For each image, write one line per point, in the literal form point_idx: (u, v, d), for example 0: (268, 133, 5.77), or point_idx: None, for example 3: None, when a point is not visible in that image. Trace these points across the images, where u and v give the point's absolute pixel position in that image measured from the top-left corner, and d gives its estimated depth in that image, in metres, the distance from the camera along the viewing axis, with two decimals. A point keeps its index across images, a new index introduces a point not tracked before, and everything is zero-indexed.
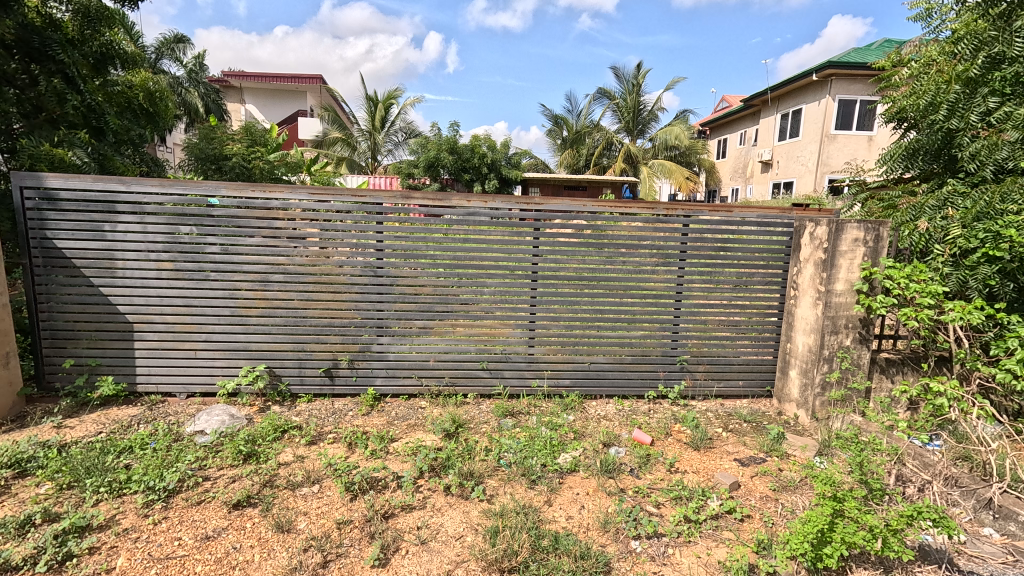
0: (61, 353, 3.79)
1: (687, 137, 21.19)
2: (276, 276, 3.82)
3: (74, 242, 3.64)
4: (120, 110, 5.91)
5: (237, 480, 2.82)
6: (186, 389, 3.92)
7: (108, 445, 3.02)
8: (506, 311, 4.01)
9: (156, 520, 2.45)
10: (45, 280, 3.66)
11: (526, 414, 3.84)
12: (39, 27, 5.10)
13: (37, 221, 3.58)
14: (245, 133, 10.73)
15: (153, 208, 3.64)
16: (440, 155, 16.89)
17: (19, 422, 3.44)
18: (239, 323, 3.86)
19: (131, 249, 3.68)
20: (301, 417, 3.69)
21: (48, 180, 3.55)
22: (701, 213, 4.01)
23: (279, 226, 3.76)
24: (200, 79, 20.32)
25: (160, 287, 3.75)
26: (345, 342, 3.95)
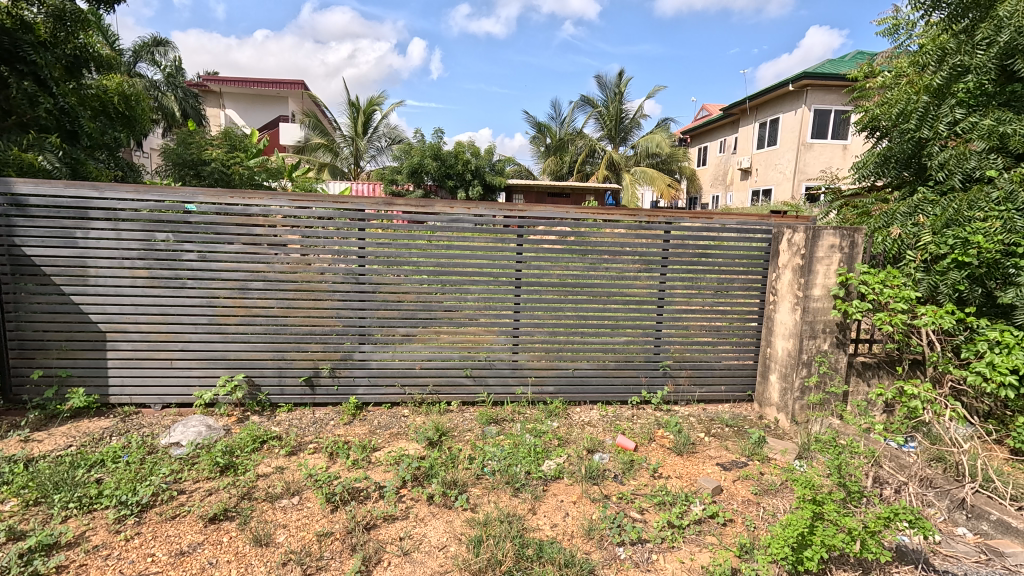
0: (29, 363, 3.66)
1: (668, 145, 21.55)
2: (255, 283, 3.76)
3: (44, 250, 3.53)
4: (94, 114, 5.81)
5: (214, 493, 2.75)
6: (161, 400, 3.82)
7: (78, 460, 2.93)
8: (490, 318, 4.00)
9: (129, 537, 2.38)
10: (13, 288, 3.55)
11: (510, 421, 3.82)
12: (9, 29, 4.98)
13: (4, 227, 3.47)
14: (225, 138, 10.64)
15: (128, 215, 3.57)
16: (423, 162, 16.85)
17: None
18: (217, 332, 3.78)
19: (104, 256, 3.59)
20: (281, 427, 3.61)
21: (17, 186, 3.45)
22: (682, 220, 4.06)
23: (260, 232, 3.71)
24: (178, 83, 19.84)
25: (135, 296, 3.66)
26: (326, 350, 3.89)
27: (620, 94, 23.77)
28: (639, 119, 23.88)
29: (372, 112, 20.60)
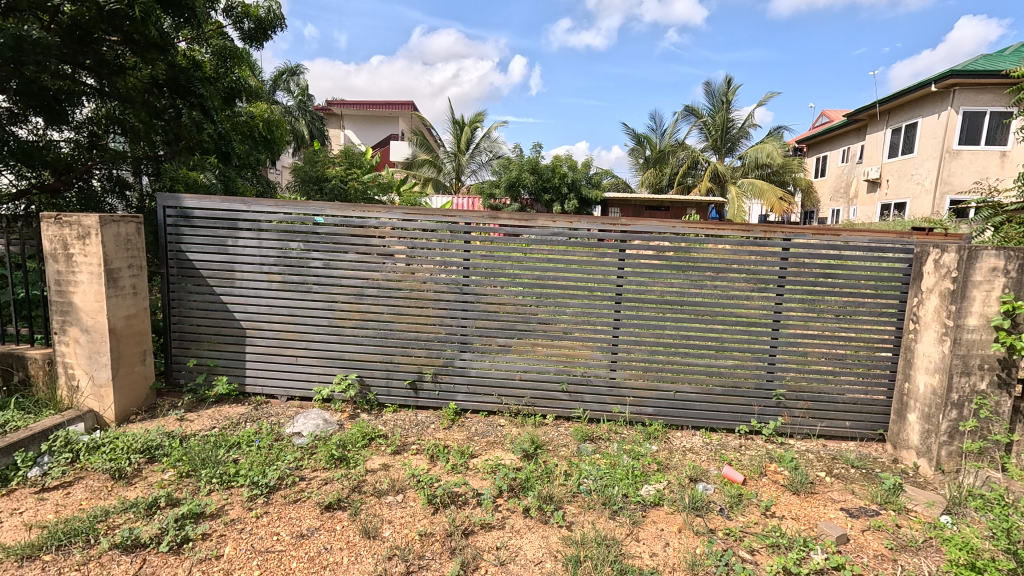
0: (186, 352, 4.24)
1: (780, 155, 20.04)
2: (369, 290, 4.05)
3: (202, 255, 4.09)
4: (243, 137, 6.66)
5: (329, 482, 2.98)
6: (286, 393, 4.23)
7: (220, 440, 3.33)
8: (588, 333, 3.95)
9: (259, 514, 2.65)
10: (178, 288, 4.15)
11: (606, 440, 3.72)
12: (185, 67, 5.79)
13: (175, 235, 4.07)
14: (345, 157, 11.75)
15: (268, 226, 4.03)
16: (521, 175, 17.19)
17: (151, 413, 3.88)
18: (335, 333, 4.12)
19: (247, 262, 4.07)
20: (387, 426, 3.84)
21: (184, 201, 4.03)
22: (802, 236, 3.74)
23: (374, 243, 4.00)
24: (307, 108, 22.29)
25: (270, 298, 4.11)
26: (430, 355, 4.08)
27: (726, 102, 22.58)
28: (747, 128, 22.51)
29: (474, 128, 21.49)
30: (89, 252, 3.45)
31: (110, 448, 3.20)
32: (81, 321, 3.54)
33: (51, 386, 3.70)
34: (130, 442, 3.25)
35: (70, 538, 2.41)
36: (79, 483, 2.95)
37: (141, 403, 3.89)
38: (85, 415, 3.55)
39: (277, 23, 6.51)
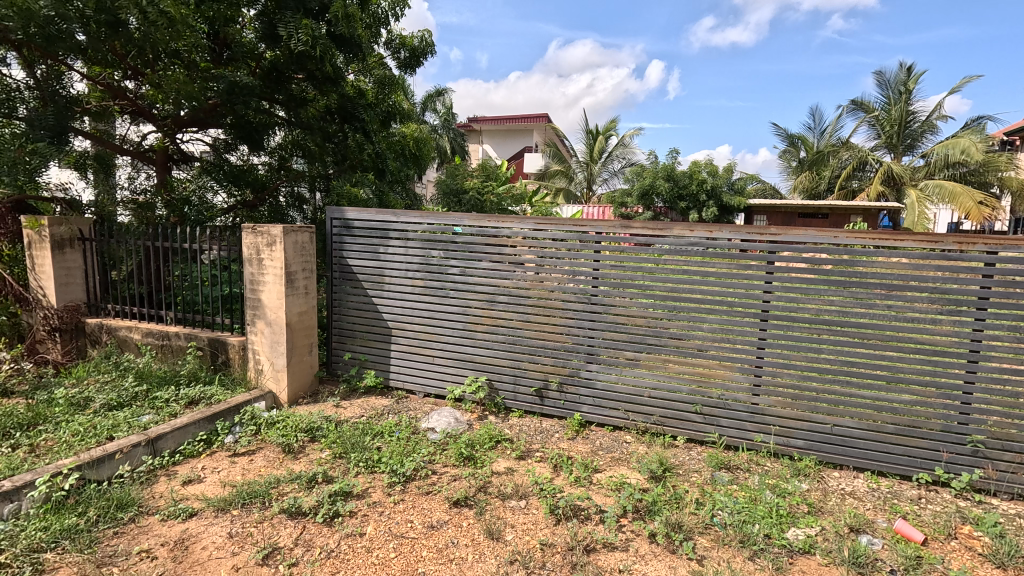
0: (343, 346, 4.80)
1: (981, 150, 16.62)
2: (501, 297, 4.21)
3: (359, 261, 4.60)
4: (396, 155, 7.38)
5: (458, 479, 3.14)
6: (424, 389, 4.56)
7: (367, 428, 3.70)
8: (727, 351, 3.65)
9: (396, 500, 2.88)
10: (339, 289, 4.72)
11: (746, 472, 3.38)
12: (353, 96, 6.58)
13: (339, 243, 4.65)
14: (482, 171, 12.42)
15: (413, 235, 4.40)
16: (656, 183, 16.57)
17: (314, 398, 4.45)
18: (469, 337, 4.35)
19: (395, 268, 4.49)
20: (513, 431, 3.93)
21: (347, 213, 4.59)
22: (1015, 249, 3.04)
23: (507, 252, 4.15)
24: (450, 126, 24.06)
25: (413, 301, 4.48)
26: (556, 364, 4.09)
27: (906, 92, 19.42)
28: (934, 121, 19.09)
29: (607, 136, 21.28)
30: (275, 257, 4.09)
31: (283, 425, 3.74)
32: (266, 315, 4.20)
33: (243, 368, 4.44)
34: (297, 421, 3.76)
35: (250, 499, 2.85)
36: (259, 452, 3.49)
37: (307, 388, 4.48)
38: (266, 394, 4.20)
39: (428, 50, 7.12)
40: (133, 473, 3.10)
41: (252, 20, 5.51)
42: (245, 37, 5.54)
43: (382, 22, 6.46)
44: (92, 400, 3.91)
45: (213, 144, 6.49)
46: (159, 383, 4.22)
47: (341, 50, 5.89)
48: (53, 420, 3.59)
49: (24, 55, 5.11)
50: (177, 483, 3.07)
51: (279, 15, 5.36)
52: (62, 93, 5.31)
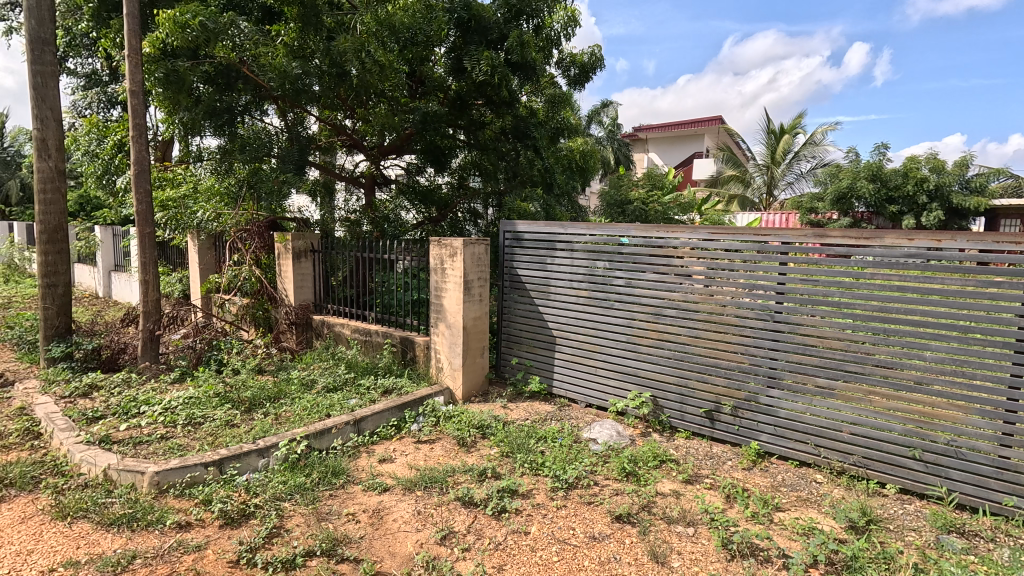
0: (511, 352, 5.08)
1: None
2: (668, 310, 4.03)
3: (528, 271, 4.83)
4: (563, 169, 7.60)
5: (620, 494, 3.08)
6: (586, 399, 4.59)
7: (532, 432, 3.86)
8: (960, 388, 2.96)
9: (559, 506, 2.95)
10: (509, 297, 5.02)
11: (990, 542, 2.68)
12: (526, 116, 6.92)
13: (510, 254, 4.95)
14: (648, 180, 12.07)
15: (580, 246, 4.47)
16: (856, 184, 14.23)
17: (484, 397, 4.79)
18: (633, 350, 4.25)
19: (562, 278, 4.61)
20: (679, 452, 3.72)
21: (518, 226, 4.86)
22: None
23: (677, 263, 3.96)
24: (615, 136, 23.92)
25: (577, 311, 4.55)
26: (730, 386, 3.77)
27: None
28: None
29: (794, 135, 18.99)
30: (455, 266, 4.52)
31: (458, 419, 4.11)
32: (446, 318, 4.66)
33: (426, 365, 4.99)
34: (470, 418, 4.09)
35: (431, 483, 3.19)
36: (438, 441, 3.88)
37: (478, 388, 4.85)
38: (444, 390, 4.65)
39: (597, 64, 7.25)
40: (343, 446, 3.70)
41: (442, 56, 6.20)
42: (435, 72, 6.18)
43: (555, 43, 6.74)
44: (316, 382, 4.78)
45: (408, 168, 7.46)
46: (362, 372, 4.98)
47: (517, 75, 6.32)
48: (290, 395, 4.48)
49: (280, 106, 6.55)
50: (375, 460, 3.57)
51: (466, 50, 5.97)
52: (303, 135, 6.70)
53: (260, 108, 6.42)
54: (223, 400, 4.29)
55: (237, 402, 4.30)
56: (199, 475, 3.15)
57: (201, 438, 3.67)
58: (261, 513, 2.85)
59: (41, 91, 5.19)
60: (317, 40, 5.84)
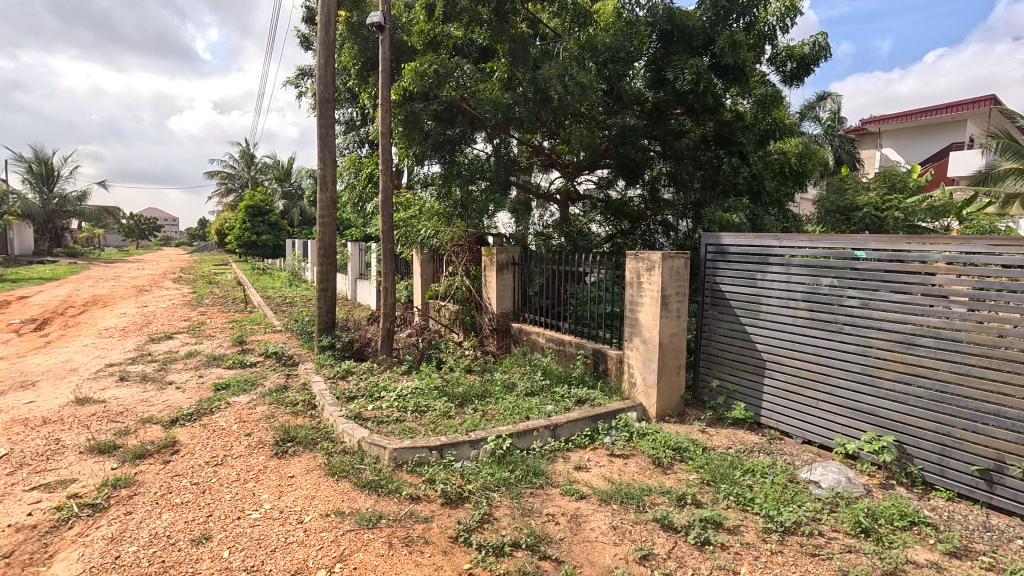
0: (711, 373, 4.74)
1: None
2: (923, 339, 3.32)
3: (734, 287, 4.47)
4: (775, 175, 6.81)
5: (854, 552, 2.63)
6: (803, 435, 4.03)
7: (737, 462, 3.55)
8: None
9: (774, 550, 2.65)
10: (710, 314, 4.70)
11: None
12: (731, 121, 6.41)
13: (713, 269, 4.65)
14: (883, 181, 10.11)
15: (800, 261, 3.98)
16: None
17: (680, 418, 4.56)
18: (870, 384, 3.60)
19: (775, 296, 4.16)
20: (938, 516, 3.01)
21: (724, 238, 4.53)
22: None
23: (938, 283, 3.25)
24: (835, 133, 20.66)
25: (795, 334, 4.04)
26: (1021, 442, 2.92)
27: None
28: None
29: None
30: (653, 281, 4.42)
31: (653, 438, 4.00)
32: (642, 333, 4.58)
33: (619, 378, 4.96)
34: (666, 438, 3.95)
35: (628, 498, 3.16)
36: (632, 458, 3.83)
37: (673, 408, 4.64)
38: (637, 406, 4.57)
39: (821, 55, 6.37)
40: (541, 449, 3.92)
41: (642, 70, 6.22)
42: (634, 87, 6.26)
43: (770, 38, 6.15)
44: (516, 385, 5.16)
45: (601, 182, 7.57)
46: (557, 380, 5.19)
47: (725, 78, 5.92)
48: (494, 395, 4.91)
49: (487, 133, 7.20)
50: (571, 467, 3.69)
51: (666, 62, 5.84)
52: (508, 157, 7.35)
53: (473, 137, 7.24)
54: (441, 393, 4.93)
55: (451, 396, 4.89)
56: (424, 456, 3.67)
57: (425, 424, 4.26)
58: (474, 499, 3.18)
59: (325, 139, 6.73)
60: (524, 71, 6.46)
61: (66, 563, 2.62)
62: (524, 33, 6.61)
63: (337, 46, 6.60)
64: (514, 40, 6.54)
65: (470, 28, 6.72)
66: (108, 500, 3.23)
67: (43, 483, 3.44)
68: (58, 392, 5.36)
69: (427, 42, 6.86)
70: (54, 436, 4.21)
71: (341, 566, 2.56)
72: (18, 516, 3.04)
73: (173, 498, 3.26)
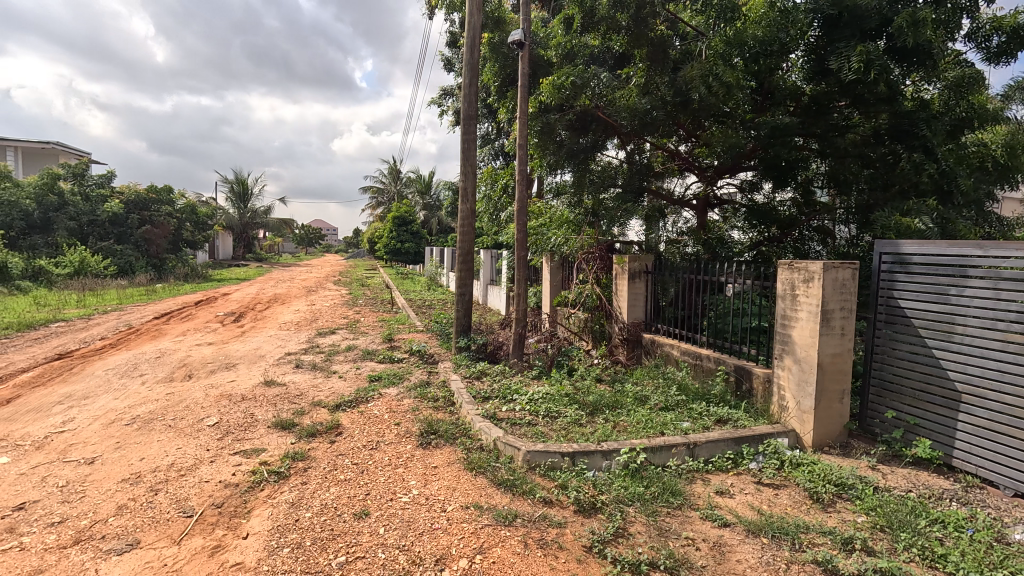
0: (884, 403, 4.09)
1: None
2: None
3: (917, 304, 3.83)
4: (972, 171, 5.57)
5: None
6: (1015, 487, 3.27)
7: (921, 509, 3.03)
8: None
9: None
10: (884, 334, 4.08)
11: None
12: (912, 110, 5.43)
13: (888, 282, 4.03)
14: None
15: (1012, 274, 3.27)
16: None
17: (843, 451, 4.02)
18: None
19: (975, 316, 3.47)
20: None
21: (904, 247, 3.92)
22: None
23: None
24: None
25: (1003, 362, 3.33)
26: None
27: None
28: None
29: None
30: (811, 293, 3.96)
31: (810, 469, 3.58)
32: (796, 352, 4.12)
33: (766, 400, 4.53)
34: (826, 471, 3.51)
35: (781, 534, 2.87)
36: (785, 489, 3.47)
37: (835, 438, 4.11)
38: (789, 432, 4.13)
39: None
40: (678, 468, 3.74)
41: (799, 61, 5.63)
42: (790, 80, 5.71)
43: (968, 10, 5.20)
44: (649, 399, 4.99)
45: (746, 186, 7.01)
46: (694, 397, 4.91)
47: (906, 61, 5.12)
48: (625, 407, 4.80)
49: (621, 140, 7.14)
50: (712, 490, 3.45)
51: (832, 49, 5.20)
52: (642, 163, 7.15)
53: (606, 144, 7.19)
54: (571, 400, 4.95)
55: (582, 404, 4.88)
56: (557, 461, 3.72)
57: (557, 430, 4.31)
58: (608, 511, 3.12)
59: (467, 153, 7.18)
60: (662, 75, 6.29)
61: (260, 519, 3.12)
62: (664, 35, 6.37)
63: (480, 66, 7.02)
64: (653, 44, 6.38)
65: (608, 36, 6.81)
66: (289, 469, 3.78)
67: (243, 449, 4.14)
68: (252, 374, 6.43)
69: (563, 54, 7.00)
70: (250, 410, 5.06)
71: (481, 559, 2.69)
72: (226, 474, 3.70)
73: (339, 474, 3.71)
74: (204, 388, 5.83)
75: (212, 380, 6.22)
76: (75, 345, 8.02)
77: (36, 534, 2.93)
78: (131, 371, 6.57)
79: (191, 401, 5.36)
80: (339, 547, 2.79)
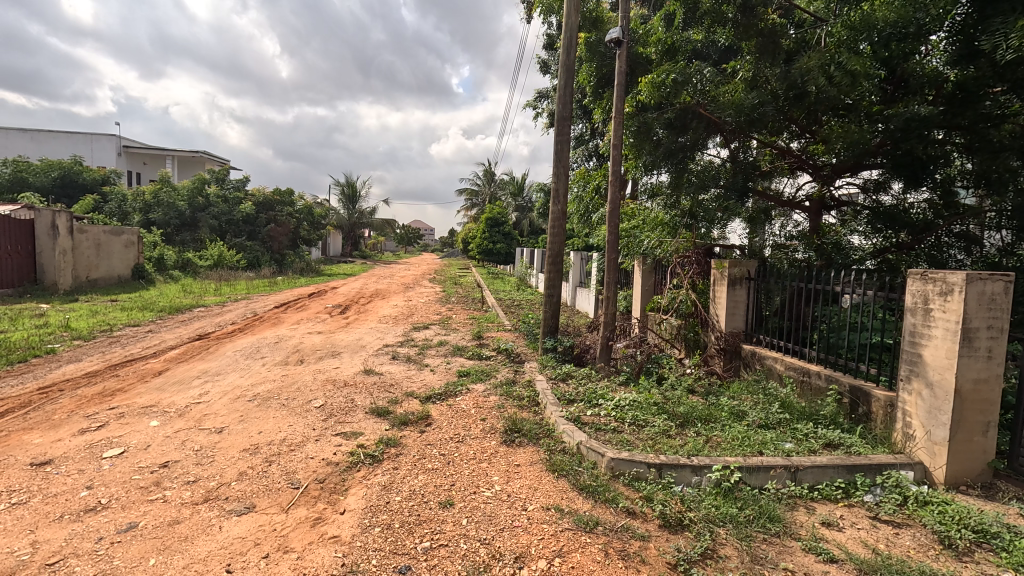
0: None
1: None
2: None
3: None
4: None
5: None
6: None
7: None
8: None
9: None
10: None
11: None
12: None
13: None
14: None
15: None
16: None
17: (986, 493, 3.46)
18: None
19: None
20: None
21: None
22: None
23: None
24: None
25: None
26: None
27: None
28: None
29: None
30: (949, 309, 3.45)
31: (940, 510, 3.12)
32: (928, 374, 3.61)
33: (888, 427, 4.02)
34: (962, 515, 3.04)
35: None
36: (908, 529, 3.05)
37: (976, 477, 3.56)
38: (915, 465, 3.64)
39: None
40: (778, 492, 3.44)
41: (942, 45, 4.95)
42: (929, 66, 5.02)
43: None
44: (747, 415, 4.66)
45: (870, 185, 6.28)
46: (800, 417, 4.49)
47: None
48: (719, 421, 4.52)
49: (723, 137, 6.69)
50: (817, 521, 3.14)
51: (987, 27, 4.39)
52: (747, 162, 6.68)
53: (707, 143, 6.80)
54: (660, 410, 4.75)
55: (672, 415, 4.68)
56: (642, 472, 3.60)
57: (644, 439, 4.17)
58: (696, 529, 2.95)
59: (560, 154, 7.17)
60: (773, 67, 5.77)
61: (355, 497, 3.35)
62: (776, 24, 5.92)
63: (576, 67, 6.96)
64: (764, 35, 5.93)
65: (713, 29, 6.36)
66: (383, 454, 4.03)
67: (343, 431, 4.49)
68: (354, 362, 6.95)
69: (664, 50, 6.79)
70: (351, 396, 5.47)
71: (560, 562, 2.68)
72: (329, 453, 4.03)
73: (427, 463, 3.88)
74: (313, 373, 6.40)
75: (320, 366, 6.80)
76: (212, 328, 9.18)
77: (176, 490, 3.39)
78: (255, 354, 7.38)
79: (302, 383, 5.92)
80: (424, 533, 2.92)
